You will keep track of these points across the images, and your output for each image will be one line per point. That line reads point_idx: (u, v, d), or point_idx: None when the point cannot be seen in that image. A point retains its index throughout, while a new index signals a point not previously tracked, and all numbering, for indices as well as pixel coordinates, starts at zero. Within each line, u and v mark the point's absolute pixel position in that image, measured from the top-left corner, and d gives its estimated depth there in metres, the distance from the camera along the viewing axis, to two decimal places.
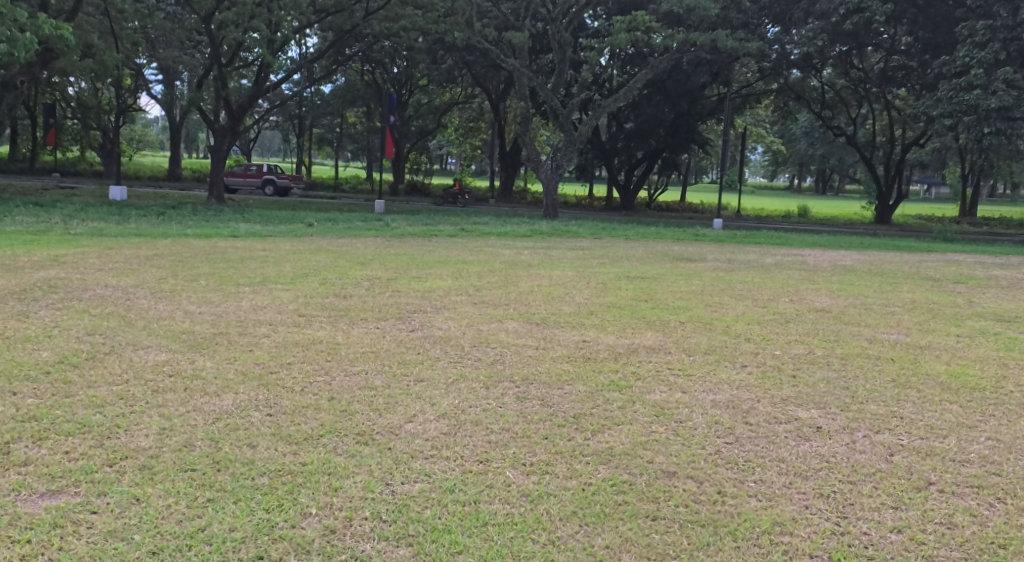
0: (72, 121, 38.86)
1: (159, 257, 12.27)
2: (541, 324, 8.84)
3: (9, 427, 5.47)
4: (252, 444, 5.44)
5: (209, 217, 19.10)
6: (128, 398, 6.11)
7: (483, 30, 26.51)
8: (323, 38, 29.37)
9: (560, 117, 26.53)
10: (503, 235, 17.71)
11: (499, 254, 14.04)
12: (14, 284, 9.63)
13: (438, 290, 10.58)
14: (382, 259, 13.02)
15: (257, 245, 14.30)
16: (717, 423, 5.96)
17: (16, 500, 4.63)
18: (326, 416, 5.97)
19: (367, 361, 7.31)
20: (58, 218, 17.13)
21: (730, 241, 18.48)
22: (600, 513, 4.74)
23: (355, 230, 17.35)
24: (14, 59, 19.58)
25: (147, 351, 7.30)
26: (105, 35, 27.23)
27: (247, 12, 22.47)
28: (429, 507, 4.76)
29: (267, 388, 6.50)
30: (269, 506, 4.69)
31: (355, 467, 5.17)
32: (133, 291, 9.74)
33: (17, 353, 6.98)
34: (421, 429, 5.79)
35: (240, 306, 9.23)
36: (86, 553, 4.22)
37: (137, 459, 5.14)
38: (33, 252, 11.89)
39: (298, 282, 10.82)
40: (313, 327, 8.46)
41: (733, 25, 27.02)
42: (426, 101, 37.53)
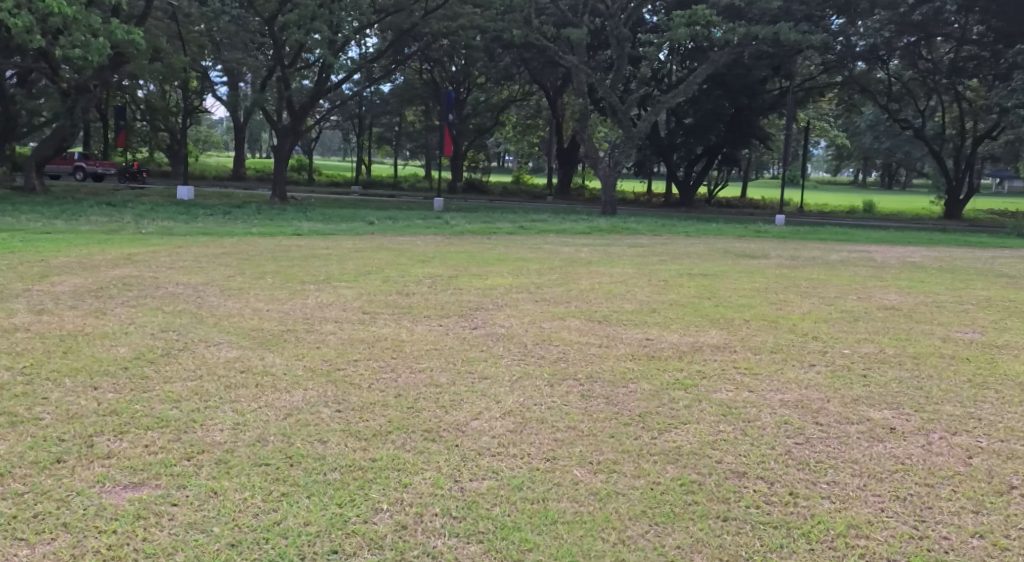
0: (139, 123, 39.93)
1: (226, 256, 12.52)
2: (604, 321, 8.82)
3: (92, 422, 5.64)
4: (323, 440, 5.54)
5: (274, 217, 19.36)
6: (202, 394, 6.28)
7: (542, 27, 26.45)
8: (383, 38, 29.64)
9: (619, 114, 26.46)
10: (562, 232, 17.67)
11: (559, 252, 14.01)
12: (91, 283, 9.91)
13: (499, 287, 10.62)
14: (443, 257, 13.09)
15: (319, 243, 14.49)
16: (787, 423, 5.89)
17: (101, 492, 4.74)
18: (393, 413, 6.05)
19: (432, 359, 7.38)
20: (128, 218, 17.57)
21: (793, 237, 18.19)
22: (670, 512, 4.73)
23: (415, 229, 17.44)
24: (89, 63, 20.25)
25: (218, 347, 7.48)
26: (172, 38, 27.98)
27: (309, 14, 22.96)
28: (497, 504, 4.80)
29: (335, 385, 6.60)
30: (341, 501, 4.77)
31: (424, 464, 5.24)
32: (203, 289, 9.94)
33: (96, 350, 7.21)
34: (487, 426, 5.84)
35: (305, 305, 9.36)
36: (169, 545, 4.31)
37: (213, 453, 5.27)
38: (107, 252, 12.20)
39: (361, 280, 10.94)
40: (377, 325, 8.54)
41: (796, 17, 26.22)
42: (484, 99, 37.69)
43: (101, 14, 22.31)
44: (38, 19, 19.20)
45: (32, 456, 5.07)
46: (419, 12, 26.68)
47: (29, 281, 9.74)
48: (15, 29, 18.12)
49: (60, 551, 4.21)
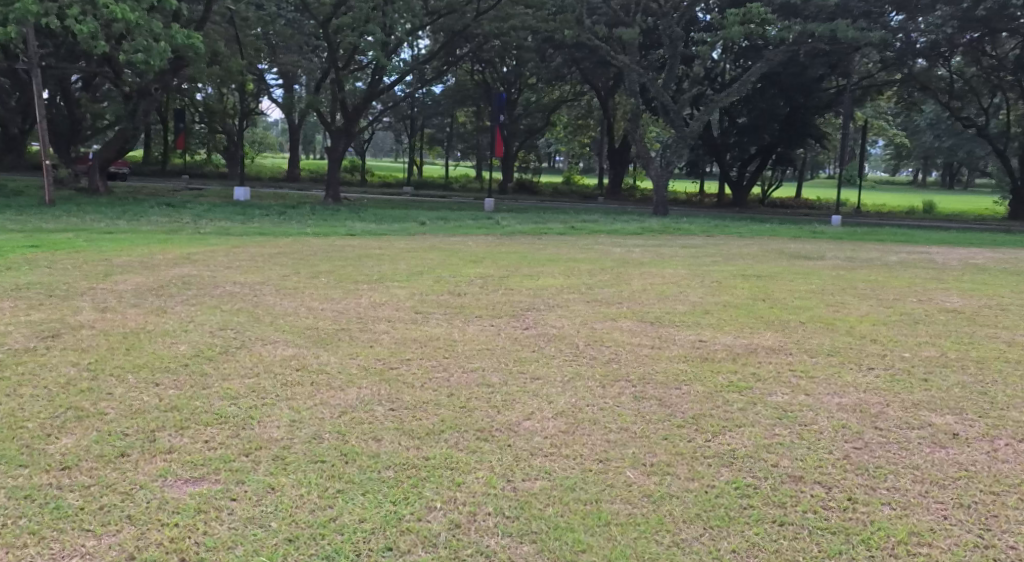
0: (197, 126, 40.76)
1: (281, 256, 12.72)
2: (656, 322, 8.77)
3: (155, 417, 5.77)
4: (377, 439, 5.60)
5: (327, 217, 19.60)
6: (259, 391, 6.39)
7: (594, 27, 26.38)
8: (435, 40, 29.84)
9: (671, 114, 26.26)
10: (613, 232, 17.57)
11: (610, 252, 13.94)
12: (151, 282, 10.14)
13: (550, 288, 10.60)
14: (493, 258, 13.11)
15: (371, 243, 14.65)
16: (845, 427, 5.79)
17: (163, 486, 4.85)
18: (446, 412, 6.09)
19: (483, 359, 7.41)
20: (187, 218, 17.93)
21: (850, 238, 17.80)
22: (725, 516, 4.68)
23: (466, 229, 17.52)
24: (150, 68, 20.76)
25: (274, 346, 7.61)
26: (230, 42, 28.53)
27: (362, 16, 23.30)
28: (550, 505, 4.80)
29: (388, 383, 6.67)
30: (395, 499, 4.82)
31: (477, 463, 5.26)
32: (259, 288, 10.12)
33: (158, 347, 7.39)
34: (539, 426, 5.84)
35: (359, 304, 9.47)
36: (229, 538, 4.39)
37: (271, 450, 5.36)
38: (166, 252, 12.49)
39: (412, 280, 11.03)
40: (429, 325, 8.61)
41: (854, 14, 25.58)
42: (535, 99, 37.73)
43: (162, 19, 22.87)
44: (102, 24, 19.75)
45: (98, 450, 5.21)
46: (471, 14, 26.81)
47: (93, 280, 9.99)
48: (80, 35, 18.67)
49: (124, 543, 4.30)
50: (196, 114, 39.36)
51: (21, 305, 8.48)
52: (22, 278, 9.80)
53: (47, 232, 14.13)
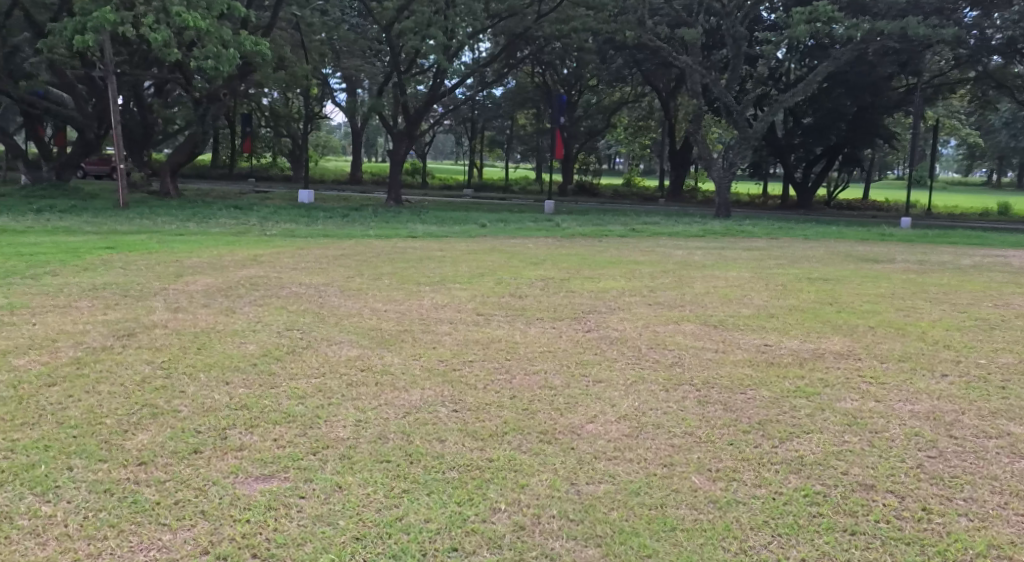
0: (263, 130, 41.60)
1: (345, 257, 12.93)
2: (720, 326, 8.66)
3: (226, 415, 5.92)
4: (441, 440, 5.65)
5: (390, 220, 19.83)
6: (325, 391, 6.50)
7: (655, 28, 26.21)
8: (496, 43, 29.96)
9: (734, 114, 25.94)
10: (675, 234, 17.43)
11: (671, 255, 13.85)
12: (221, 283, 10.41)
13: (611, 290, 10.56)
14: (554, 260, 13.13)
15: (434, 245, 14.78)
16: (918, 435, 5.64)
17: (234, 483, 4.96)
18: (508, 414, 6.11)
19: (546, 361, 7.42)
20: (254, 220, 18.35)
21: (920, 241, 17.36)
22: (794, 524, 4.60)
23: (526, 231, 17.57)
24: (220, 74, 21.27)
25: (339, 346, 7.73)
26: (296, 48, 29.08)
27: (424, 20, 23.61)
28: (615, 509, 4.78)
29: (451, 385, 6.72)
30: (460, 500, 4.85)
31: (540, 466, 5.27)
32: (324, 289, 10.30)
33: (227, 346, 7.57)
34: (603, 430, 5.82)
35: (421, 306, 9.57)
36: (298, 536, 4.47)
37: (337, 449, 5.45)
38: (234, 253, 12.80)
39: (474, 282, 11.10)
40: (491, 326, 8.67)
41: (925, 11, 25.14)
42: (596, 101, 37.58)
43: (230, 26, 23.42)
44: (174, 32, 20.30)
45: (172, 446, 5.34)
46: (532, 16, 26.84)
47: (166, 281, 10.28)
48: (154, 43, 19.23)
49: (199, 537, 4.39)
50: (262, 119, 40.18)
51: (99, 305, 8.76)
52: (100, 279, 10.14)
53: (121, 234, 14.56)
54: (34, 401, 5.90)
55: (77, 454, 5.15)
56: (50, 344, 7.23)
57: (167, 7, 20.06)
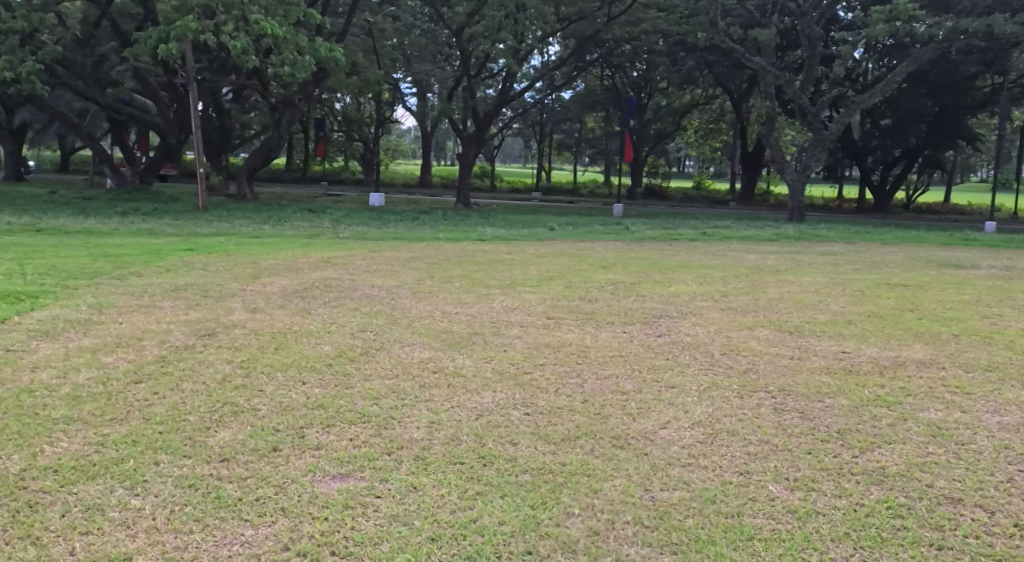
0: (336, 134, 42.37)
1: (416, 260, 13.06)
2: (795, 332, 8.48)
3: (303, 414, 6.04)
4: (514, 442, 5.66)
5: (459, 222, 20.02)
6: (399, 392, 6.58)
7: (728, 29, 25.87)
8: (566, 46, 29.94)
9: (809, 116, 25.42)
10: (747, 239, 17.15)
11: (744, 259, 13.62)
12: (296, 284, 10.64)
13: (683, 295, 10.44)
14: (624, 263, 13.06)
15: (503, 248, 14.83)
16: (1007, 448, 5.45)
17: (312, 481, 5.06)
18: (581, 418, 6.10)
19: (617, 365, 7.38)
20: (327, 223, 18.72)
21: (1005, 246, 16.74)
22: (877, 536, 4.50)
23: (595, 234, 17.52)
24: (295, 79, 21.76)
25: (412, 348, 7.82)
26: (369, 53, 29.55)
27: (494, 24, 23.75)
28: (690, 516, 4.72)
29: (523, 388, 6.73)
30: (534, 503, 4.85)
31: (613, 471, 5.24)
32: (396, 291, 10.45)
33: (304, 347, 7.72)
34: (676, 436, 5.76)
35: (491, 308, 9.62)
36: (375, 535, 4.52)
37: (411, 449, 5.51)
38: (309, 255, 13.07)
39: (543, 285, 11.11)
40: (562, 330, 8.66)
41: (1012, 8, 24.20)
42: (666, 103, 37.23)
43: (306, 33, 23.92)
44: (253, 40, 20.84)
45: (253, 444, 5.48)
46: (602, 19, 26.73)
47: (244, 282, 10.55)
48: (234, 51, 19.78)
49: (279, 534, 4.49)
50: (335, 123, 40.90)
51: (181, 305, 9.05)
52: (182, 279, 10.46)
53: (200, 236, 14.98)
54: (122, 398, 6.10)
55: (163, 449, 5.31)
56: (136, 343, 7.47)
57: (247, 15, 20.62)
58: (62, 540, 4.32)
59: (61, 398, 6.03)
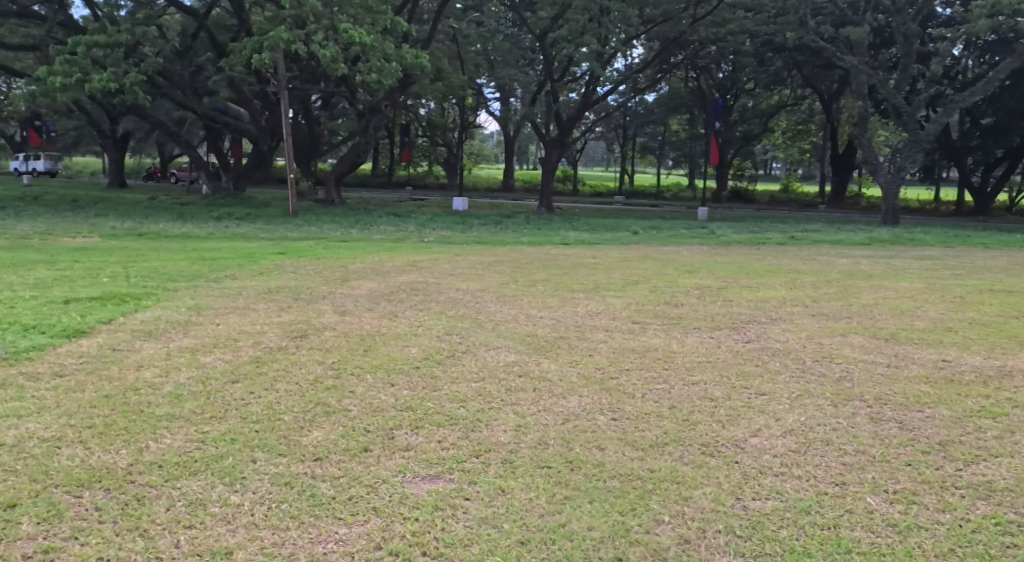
0: (420, 139, 42.98)
1: (500, 264, 13.12)
2: (891, 339, 8.21)
3: (392, 415, 6.13)
4: (601, 447, 5.63)
5: (542, 226, 20.07)
6: (485, 395, 6.62)
7: (818, 27, 25.24)
8: (649, 48, 29.69)
9: (904, 116, 24.58)
10: (838, 243, 16.71)
11: (835, 264, 13.26)
12: (382, 287, 10.81)
13: (772, 300, 10.21)
14: (710, 268, 12.88)
15: (586, 252, 14.78)
16: None
17: (403, 482, 5.13)
18: (669, 424, 6.02)
19: (705, 371, 7.26)
20: (413, 227, 19.01)
21: None
22: (984, 554, 4.32)
23: (680, 238, 17.32)
24: (382, 86, 22.16)
25: (497, 351, 7.87)
26: (453, 59, 29.89)
27: (578, 28, 23.72)
28: (784, 527, 4.62)
29: (609, 393, 6.69)
30: (623, 509, 4.81)
31: (703, 479, 5.15)
32: (481, 295, 10.53)
33: (391, 349, 7.83)
34: (768, 444, 5.64)
35: (576, 312, 9.60)
36: (465, 537, 4.56)
37: (499, 452, 5.54)
38: (396, 259, 13.28)
39: (628, 289, 11.05)
40: (647, 334, 8.58)
41: None
42: (753, 105, 36.54)
43: (393, 40, 24.34)
44: (341, 48, 21.31)
45: (344, 444, 5.59)
46: (687, 20, 26.41)
47: (333, 285, 10.78)
48: (323, 59, 20.27)
49: (373, 533, 4.56)
50: (419, 128, 41.50)
51: (273, 307, 9.30)
52: (274, 282, 10.76)
53: (290, 240, 15.37)
54: (220, 397, 6.31)
55: (260, 447, 5.47)
56: (233, 344, 7.71)
57: (336, 25, 21.10)
58: (167, 533, 4.48)
59: (164, 395, 6.28)
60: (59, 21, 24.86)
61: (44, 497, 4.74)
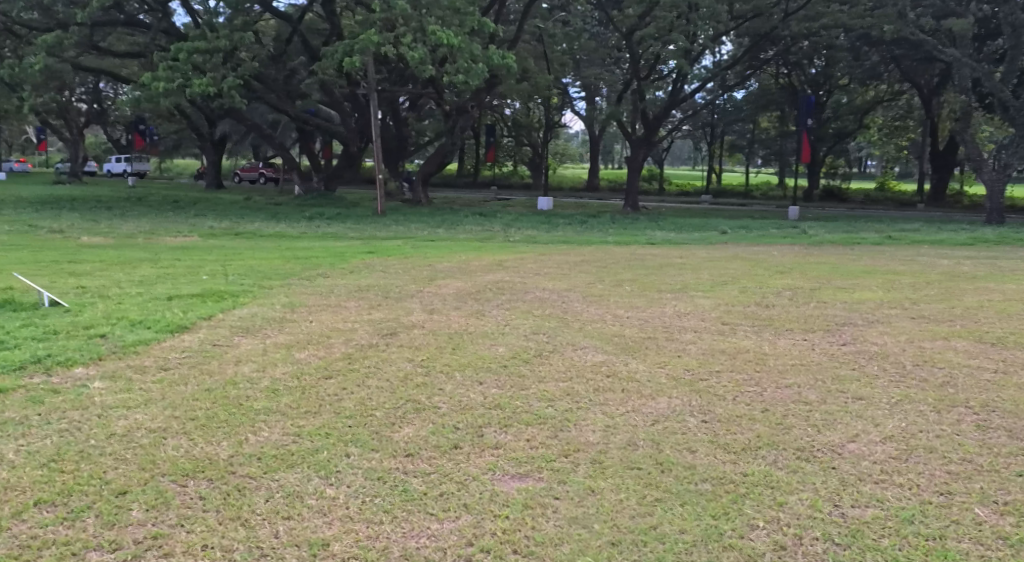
0: (506, 139, 43.18)
1: (586, 264, 13.05)
2: (999, 344, 7.84)
3: (481, 413, 6.17)
4: (691, 450, 5.54)
5: (628, 226, 19.93)
6: (573, 394, 6.60)
7: (918, 20, 24.35)
8: (739, 45, 29.13)
9: (1011, 111, 23.52)
10: (939, 243, 16.06)
11: (936, 265, 12.74)
12: (469, 286, 10.90)
13: (868, 302, 9.89)
14: (802, 268, 12.56)
15: (673, 252, 14.58)
16: None
17: (493, 479, 5.15)
18: (761, 427, 5.89)
19: (798, 374, 7.07)
20: (499, 227, 19.12)
21: None
22: None
23: (770, 238, 16.93)
24: (468, 87, 22.35)
25: (585, 351, 7.83)
26: (539, 59, 29.94)
27: (666, 26, 23.46)
28: (886, 536, 4.46)
29: (699, 395, 6.58)
30: (715, 513, 4.73)
31: (799, 484, 5.02)
32: (566, 294, 10.50)
33: (479, 348, 7.88)
34: (867, 450, 5.45)
35: (664, 313, 9.49)
36: (555, 537, 4.55)
37: (588, 453, 5.50)
38: (482, 258, 13.37)
39: (717, 290, 10.87)
40: (738, 336, 8.42)
41: None
42: (847, 101, 35.46)
43: (481, 41, 24.53)
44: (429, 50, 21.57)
45: (435, 441, 5.65)
46: (778, 15, 25.82)
47: (421, 284, 10.92)
48: (412, 61, 20.58)
49: (464, 529, 4.60)
50: (505, 128, 41.69)
51: (364, 305, 9.48)
52: (364, 281, 10.97)
53: (379, 240, 15.62)
54: (315, 392, 6.46)
55: (353, 442, 5.58)
56: (326, 341, 7.89)
57: (424, 27, 21.39)
58: (267, 523, 4.60)
59: (262, 390, 6.46)
60: (161, 29, 25.98)
61: (151, 485, 4.93)
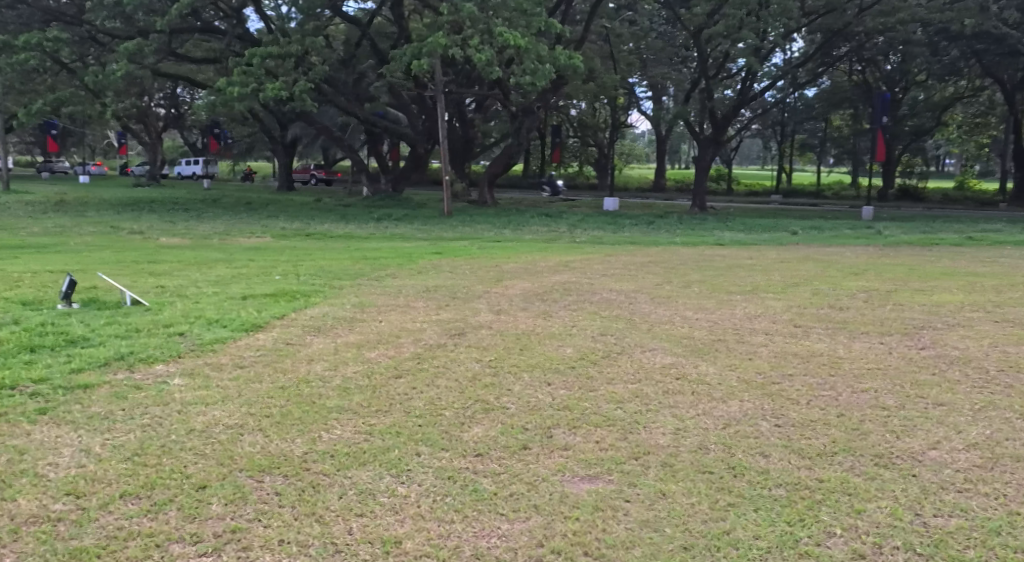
0: (571, 140, 43.04)
1: (653, 265, 12.94)
2: None
3: (549, 414, 6.15)
4: (765, 454, 5.44)
5: (695, 226, 19.68)
6: (642, 397, 6.53)
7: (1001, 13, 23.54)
8: (811, 41, 28.52)
9: None
10: (1022, 243, 15.49)
11: (1019, 267, 12.29)
12: (536, 287, 10.90)
13: (948, 305, 9.57)
14: (877, 270, 12.23)
15: (743, 253, 14.36)
16: None
17: (562, 481, 5.13)
18: (837, 432, 5.74)
19: (875, 379, 6.87)
20: (564, 227, 19.08)
21: None
22: None
23: (844, 239, 16.54)
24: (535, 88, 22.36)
25: (653, 352, 7.76)
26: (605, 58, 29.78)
27: (735, 23, 23.10)
28: (971, 547, 4.30)
29: (771, 398, 6.45)
30: (791, 520, 4.63)
31: (877, 492, 4.88)
32: (634, 296, 10.42)
33: (547, 349, 7.86)
34: (949, 458, 5.27)
35: (734, 315, 9.34)
36: (627, 539, 4.51)
37: (659, 455, 5.45)
38: (549, 259, 13.36)
39: (789, 291, 10.66)
40: (811, 339, 8.23)
41: None
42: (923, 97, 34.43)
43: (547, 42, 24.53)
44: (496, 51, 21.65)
45: (504, 441, 5.65)
46: (852, 10, 25.19)
47: (488, 284, 10.96)
48: (480, 63, 20.68)
49: (534, 530, 4.59)
50: (571, 128, 41.58)
51: (432, 305, 9.56)
52: (432, 281, 11.07)
53: (446, 240, 15.75)
54: (385, 391, 6.54)
55: (423, 441, 5.62)
56: (395, 340, 7.98)
57: (491, 28, 21.48)
58: (340, 520, 4.66)
59: (333, 388, 6.56)
60: (235, 35, 26.63)
61: (229, 480, 5.05)
